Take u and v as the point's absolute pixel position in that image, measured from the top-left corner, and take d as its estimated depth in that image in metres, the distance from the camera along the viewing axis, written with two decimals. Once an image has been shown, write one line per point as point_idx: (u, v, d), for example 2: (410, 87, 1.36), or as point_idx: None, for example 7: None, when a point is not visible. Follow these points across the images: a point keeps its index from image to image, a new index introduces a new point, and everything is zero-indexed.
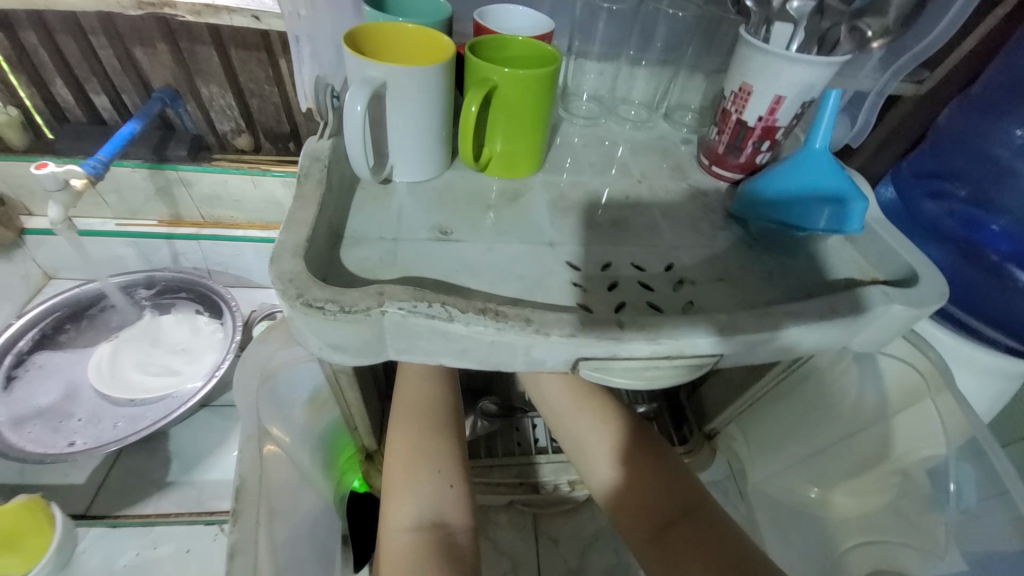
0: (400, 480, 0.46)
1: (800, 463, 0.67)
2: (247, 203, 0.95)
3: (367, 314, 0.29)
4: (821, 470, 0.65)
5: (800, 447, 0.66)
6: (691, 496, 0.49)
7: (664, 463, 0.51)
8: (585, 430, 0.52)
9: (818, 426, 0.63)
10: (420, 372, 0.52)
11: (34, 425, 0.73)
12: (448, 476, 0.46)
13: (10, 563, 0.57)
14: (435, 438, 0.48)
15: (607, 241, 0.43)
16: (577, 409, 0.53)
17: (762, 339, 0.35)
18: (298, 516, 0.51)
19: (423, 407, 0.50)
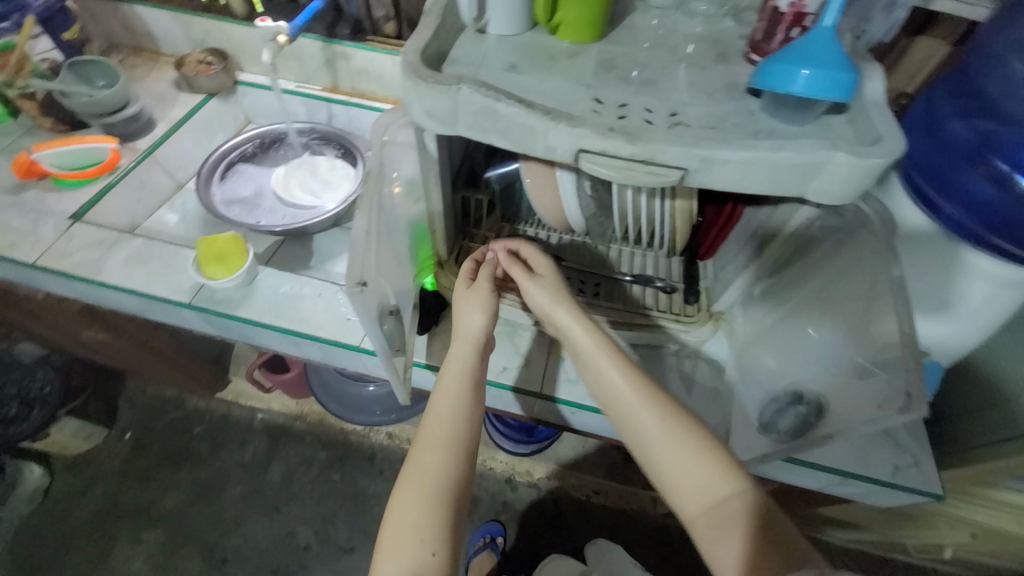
0: (389, 546, 0.59)
1: (767, 329, 0.79)
2: (386, 80, 1.20)
3: (450, 88, 0.48)
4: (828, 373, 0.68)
5: (773, 313, 0.79)
6: (743, 487, 0.58)
7: (727, 455, 0.60)
8: (647, 436, 0.62)
9: (802, 292, 0.75)
10: (433, 441, 0.65)
11: (236, 206, 1.07)
12: (430, 546, 0.59)
13: (219, 271, 0.86)
14: (426, 511, 0.61)
15: (633, 91, 0.56)
16: (632, 408, 0.63)
17: (719, 160, 0.48)
18: (397, 264, 0.76)
19: (428, 480, 0.62)
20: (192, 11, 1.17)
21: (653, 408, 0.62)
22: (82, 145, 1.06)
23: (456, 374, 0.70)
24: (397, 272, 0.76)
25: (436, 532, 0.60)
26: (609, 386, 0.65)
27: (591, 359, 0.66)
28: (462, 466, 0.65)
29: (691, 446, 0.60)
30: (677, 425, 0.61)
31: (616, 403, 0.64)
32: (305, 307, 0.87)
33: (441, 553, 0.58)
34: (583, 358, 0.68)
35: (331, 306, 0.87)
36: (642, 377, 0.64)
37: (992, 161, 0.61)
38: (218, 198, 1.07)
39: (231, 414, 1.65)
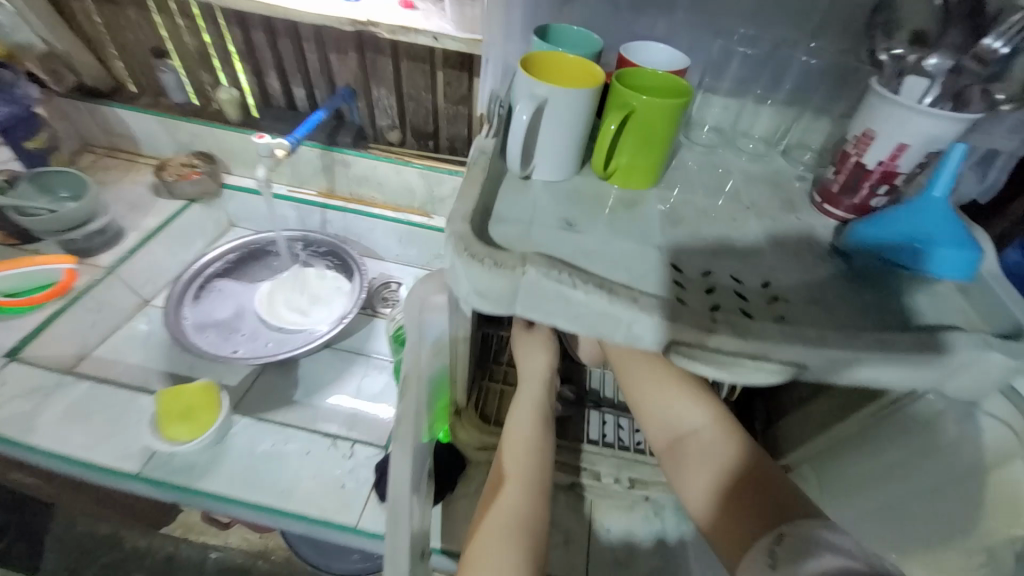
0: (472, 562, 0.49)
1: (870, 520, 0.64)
2: (387, 187, 1.13)
3: (512, 271, 0.39)
4: (906, 534, 0.60)
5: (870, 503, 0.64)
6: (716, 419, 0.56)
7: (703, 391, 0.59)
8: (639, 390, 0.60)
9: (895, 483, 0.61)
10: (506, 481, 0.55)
11: (210, 331, 0.93)
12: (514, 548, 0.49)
13: (182, 430, 0.70)
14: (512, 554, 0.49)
15: (710, 253, 0.48)
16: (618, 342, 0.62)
17: (849, 358, 0.39)
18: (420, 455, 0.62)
19: (511, 525, 0.52)
20: (181, 116, 1.10)
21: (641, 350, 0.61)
22: (37, 266, 0.91)
23: (525, 416, 0.61)
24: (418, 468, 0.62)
25: (514, 558, 0.49)
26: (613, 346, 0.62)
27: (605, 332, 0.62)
28: (541, 509, 0.54)
29: (663, 380, 0.59)
30: (674, 376, 0.60)
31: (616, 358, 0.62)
32: (288, 471, 0.71)
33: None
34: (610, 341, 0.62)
35: (320, 468, 0.71)
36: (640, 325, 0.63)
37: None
38: (189, 322, 0.93)
39: (178, 554, 1.38)
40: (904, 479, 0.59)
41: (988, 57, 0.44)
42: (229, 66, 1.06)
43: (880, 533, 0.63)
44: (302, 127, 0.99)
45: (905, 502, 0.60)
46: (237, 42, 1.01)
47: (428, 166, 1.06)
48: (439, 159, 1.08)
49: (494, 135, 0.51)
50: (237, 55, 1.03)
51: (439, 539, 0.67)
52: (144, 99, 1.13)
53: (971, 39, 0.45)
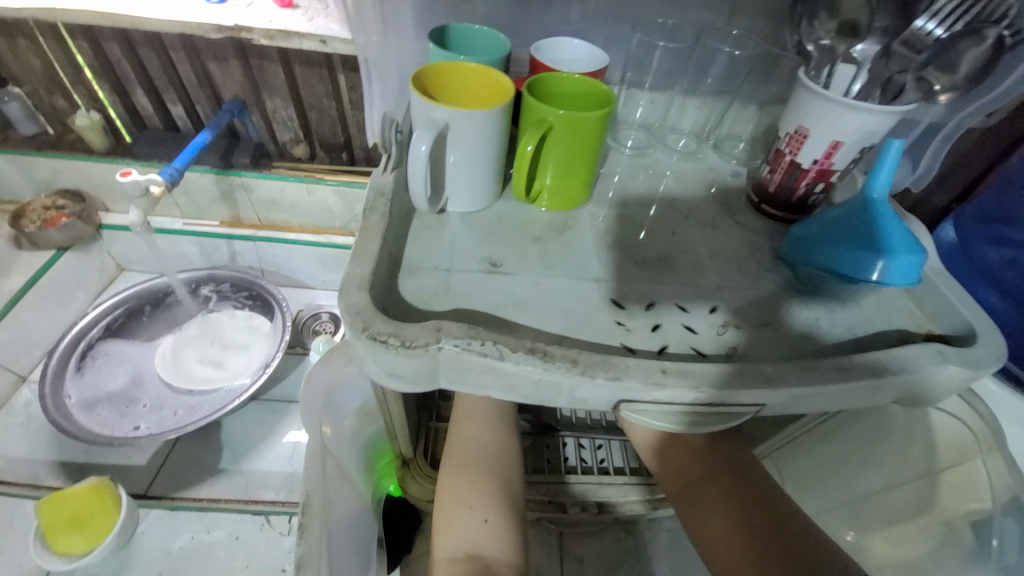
0: (440, 527, 0.47)
1: (835, 508, 0.65)
2: (301, 209, 1.01)
3: (426, 350, 0.32)
4: (863, 514, 0.63)
5: (832, 495, 0.65)
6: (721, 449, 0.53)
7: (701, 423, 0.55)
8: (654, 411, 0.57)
9: (856, 476, 0.62)
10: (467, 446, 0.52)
11: (102, 407, 0.79)
12: (482, 511, 0.47)
13: (76, 540, 0.60)
14: (478, 515, 0.47)
15: (652, 278, 0.44)
16: None
17: (810, 392, 0.35)
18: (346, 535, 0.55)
19: (477, 486, 0.49)
20: (32, 150, 0.92)
21: None
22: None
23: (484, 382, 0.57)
24: (351, 548, 0.55)
25: (490, 497, 0.48)
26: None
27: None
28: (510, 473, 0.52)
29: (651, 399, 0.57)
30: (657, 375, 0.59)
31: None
32: (216, 564, 0.66)
33: (495, 520, 0.47)
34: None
35: (253, 554, 0.68)
36: None
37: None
38: (74, 401, 0.79)
39: None
40: (864, 466, 0.61)
41: (919, 44, 0.41)
42: (82, 86, 0.88)
43: (834, 514, 0.65)
44: (184, 152, 0.85)
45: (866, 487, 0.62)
46: (86, 57, 0.84)
47: (343, 182, 0.95)
48: (355, 173, 0.97)
49: (394, 167, 0.44)
50: (90, 73, 0.87)
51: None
52: None
53: (900, 21, 0.42)
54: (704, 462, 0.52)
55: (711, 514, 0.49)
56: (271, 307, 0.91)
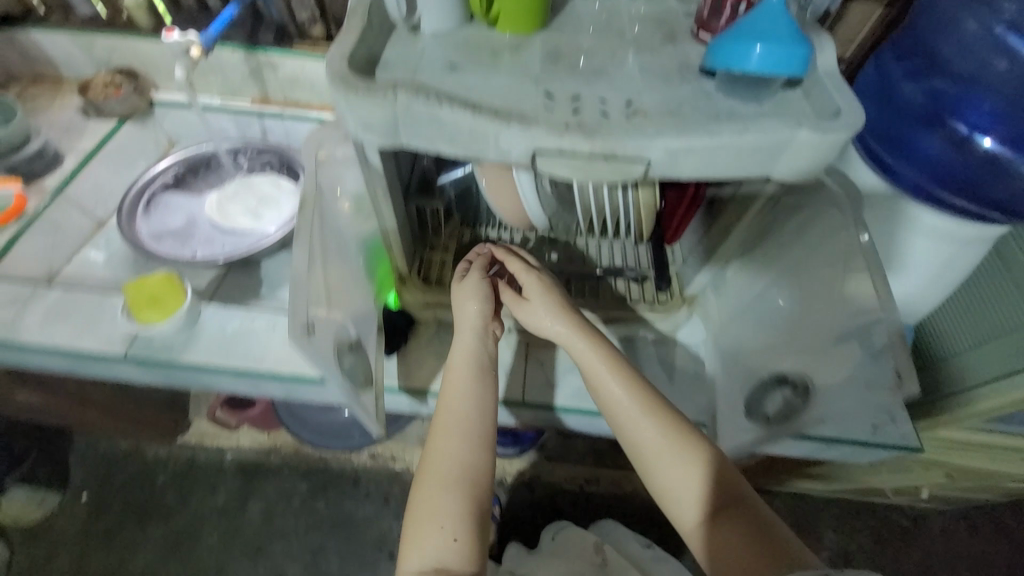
0: (415, 537, 0.64)
1: (735, 319, 0.81)
2: (321, 88, 1.12)
3: (385, 97, 0.44)
4: (752, 327, 0.78)
5: (733, 306, 0.81)
6: (735, 490, 0.64)
7: (713, 450, 0.66)
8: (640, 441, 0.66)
9: (758, 288, 0.79)
10: (444, 476, 0.65)
11: (166, 239, 0.97)
12: (453, 533, 0.63)
13: (154, 315, 0.77)
14: (457, 530, 0.63)
15: (583, 81, 0.53)
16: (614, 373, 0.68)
17: (682, 147, 0.45)
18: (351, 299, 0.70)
19: (451, 507, 0.64)
20: (90, 28, 1.05)
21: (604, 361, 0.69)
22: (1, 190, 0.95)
23: (468, 408, 0.68)
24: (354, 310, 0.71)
25: (458, 517, 0.64)
26: (612, 401, 0.68)
27: (589, 368, 0.69)
28: (482, 499, 0.66)
29: (658, 423, 0.66)
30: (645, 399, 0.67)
31: (622, 421, 0.67)
32: (260, 343, 0.80)
33: (462, 539, 0.63)
34: (566, 347, 0.71)
35: (289, 339, 0.80)
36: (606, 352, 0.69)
37: (949, 124, 0.69)
38: (145, 232, 0.97)
39: (196, 457, 1.60)
40: (773, 273, 0.78)
41: None
42: None
43: (737, 324, 0.80)
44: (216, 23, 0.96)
45: (764, 292, 0.78)
46: None
47: None
48: None
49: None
50: None
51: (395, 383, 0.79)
52: (50, 15, 1.08)
53: None
54: (718, 491, 0.64)
55: (731, 529, 0.62)
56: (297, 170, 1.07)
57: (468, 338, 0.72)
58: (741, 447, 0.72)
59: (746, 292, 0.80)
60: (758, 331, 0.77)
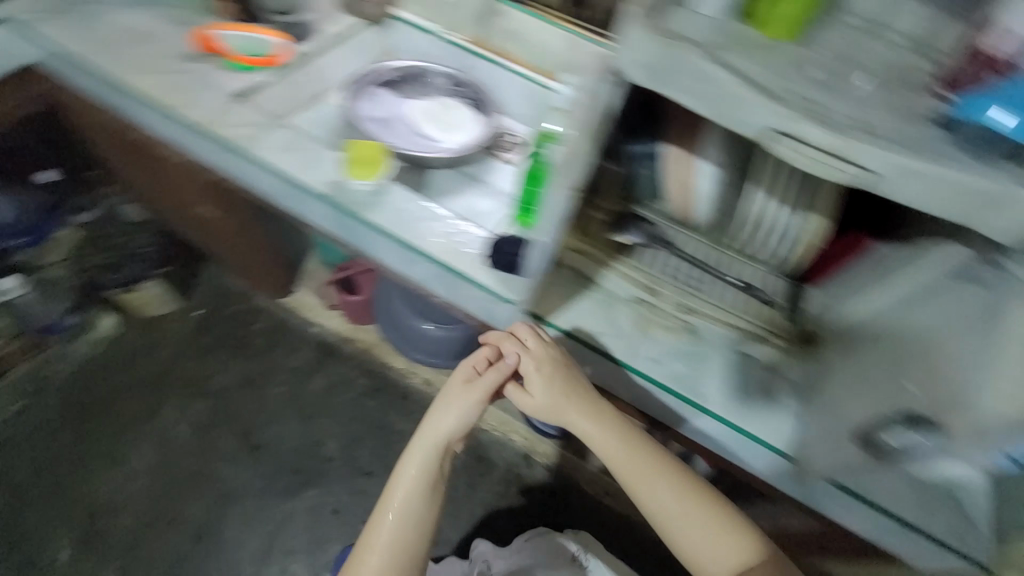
0: None
1: (844, 381, 0.77)
2: (531, 45, 1.24)
3: (677, 48, 0.53)
4: (850, 386, 0.76)
5: (849, 364, 0.78)
6: (753, 547, 0.82)
7: (734, 519, 0.84)
8: (663, 507, 0.83)
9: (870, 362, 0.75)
10: (399, 544, 0.87)
11: (372, 123, 1.13)
12: None
13: (364, 175, 0.94)
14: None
15: (824, 91, 0.58)
16: (628, 453, 0.85)
17: (908, 168, 0.51)
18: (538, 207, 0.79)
19: (397, 562, 0.86)
20: None
21: (615, 438, 0.85)
22: (256, 37, 1.10)
23: (419, 485, 0.89)
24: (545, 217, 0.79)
25: (396, 566, 0.86)
26: (628, 473, 0.85)
27: (594, 441, 0.85)
28: (421, 550, 0.88)
29: (679, 500, 0.84)
30: (652, 470, 0.85)
31: (641, 488, 0.84)
32: (426, 227, 0.92)
33: None
34: (569, 425, 0.87)
35: (450, 233, 0.92)
36: (615, 432, 0.85)
37: None
38: (359, 112, 1.14)
39: (289, 320, 1.81)
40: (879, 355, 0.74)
41: None
42: None
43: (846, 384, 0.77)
44: None
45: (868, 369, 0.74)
46: None
47: (577, 33, 1.18)
48: (587, 29, 1.19)
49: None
50: None
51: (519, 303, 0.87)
52: None
53: None
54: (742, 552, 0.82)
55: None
56: (486, 107, 1.21)
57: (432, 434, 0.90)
58: (835, 466, 0.76)
59: (855, 354, 0.78)
60: (851, 391, 0.75)
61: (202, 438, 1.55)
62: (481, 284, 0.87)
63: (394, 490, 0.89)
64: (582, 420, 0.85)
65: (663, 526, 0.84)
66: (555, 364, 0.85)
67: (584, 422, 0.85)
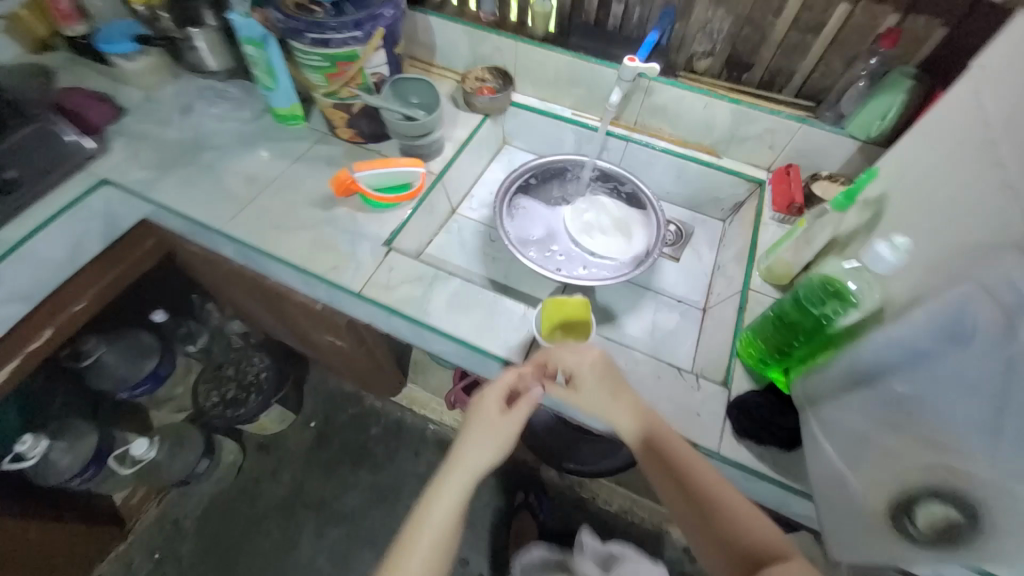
0: None
1: None
2: (683, 121, 1.08)
3: None
4: None
5: None
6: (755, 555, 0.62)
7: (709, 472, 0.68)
8: (693, 483, 0.67)
9: None
10: None
11: (531, 248, 1.01)
12: None
13: (560, 339, 0.78)
14: None
15: None
16: (619, 400, 0.72)
17: None
18: (836, 424, 0.64)
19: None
20: (487, 28, 1.12)
21: (627, 405, 0.72)
22: (385, 169, 0.96)
23: (432, 538, 0.69)
24: (877, 451, 0.58)
25: None
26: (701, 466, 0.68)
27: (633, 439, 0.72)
28: None
29: (661, 469, 0.69)
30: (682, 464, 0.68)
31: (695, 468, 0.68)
32: (645, 391, 0.77)
33: None
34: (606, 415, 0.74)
35: (674, 395, 0.77)
36: (612, 383, 0.73)
37: None
38: (514, 234, 1.01)
39: (404, 420, 1.70)
40: None
41: None
42: None
43: None
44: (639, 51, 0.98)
45: None
46: None
47: (747, 102, 0.99)
48: (756, 97, 1.01)
49: (1019, 147, 0.51)
50: None
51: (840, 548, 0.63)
52: (449, 8, 1.16)
53: None
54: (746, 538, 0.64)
55: None
56: (643, 202, 1.05)
57: (474, 447, 0.74)
58: None
59: None
60: None
61: (343, 567, 1.46)
62: (741, 466, 0.72)
63: (413, 528, 0.70)
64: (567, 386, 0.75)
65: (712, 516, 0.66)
66: (597, 375, 0.73)
67: (623, 419, 0.72)
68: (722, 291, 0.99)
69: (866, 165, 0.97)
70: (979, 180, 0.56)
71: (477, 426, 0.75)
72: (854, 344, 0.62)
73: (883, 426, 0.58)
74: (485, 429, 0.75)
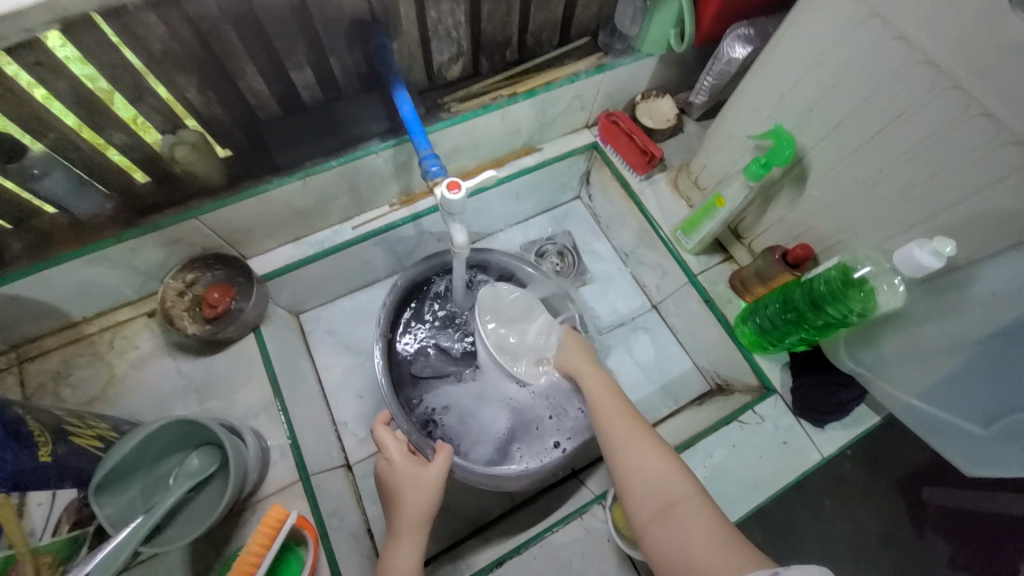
0: None
1: None
2: (485, 145, 0.80)
3: None
4: None
5: None
6: (673, 488, 0.49)
7: (636, 411, 0.58)
8: (616, 408, 0.58)
9: None
10: None
11: (517, 446, 0.72)
12: None
13: None
14: None
15: None
16: (586, 356, 0.66)
17: None
18: (913, 388, 0.63)
19: None
20: (127, 231, 0.60)
21: (586, 355, 0.66)
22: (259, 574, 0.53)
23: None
24: (983, 392, 0.56)
25: None
26: (624, 401, 0.59)
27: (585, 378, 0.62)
28: None
29: (603, 399, 0.59)
30: (618, 399, 0.59)
31: (615, 402, 0.58)
32: (743, 471, 0.67)
33: None
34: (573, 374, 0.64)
35: (759, 446, 0.69)
36: (588, 350, 0.67)
37: None
38: (484, 456, 0.71)
39: None
40: None
41: None
42: (150, 98, 0.54)
43: None
44: (410, 133, 0.60)
45: None
46: (151, 54, 0.50)
47: (543, 87, 0.75)
48: (541, 71, 0.77)
49: (1001, 89, 0.42)
50: (156, 72, 0.52)
51: (967, 463, 0.63)
52: (14, 250, 0.59)
53: None
54: (661, 476, 0.50)
55: (678, 530, 0.46)
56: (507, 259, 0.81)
57: (410, 539, 0.55)
58: None
59: None
60: None
61: None
62: (844, 445, 0.70)
63: None
64: (567, 355, 0.66)
65: (629, 448, 0.53)
66: (581, 346, 0.67)
67: (583, 367, 0.64)
68: (659, 284, 0.88)
69: (669, 70, 0.86)
70: (904, 116, 0.50)
71: (397, 492, 0.59)
72: (906, 318, 0.60)
73: (978, 370, 0.56)
74: (406, 500, 0.58)
